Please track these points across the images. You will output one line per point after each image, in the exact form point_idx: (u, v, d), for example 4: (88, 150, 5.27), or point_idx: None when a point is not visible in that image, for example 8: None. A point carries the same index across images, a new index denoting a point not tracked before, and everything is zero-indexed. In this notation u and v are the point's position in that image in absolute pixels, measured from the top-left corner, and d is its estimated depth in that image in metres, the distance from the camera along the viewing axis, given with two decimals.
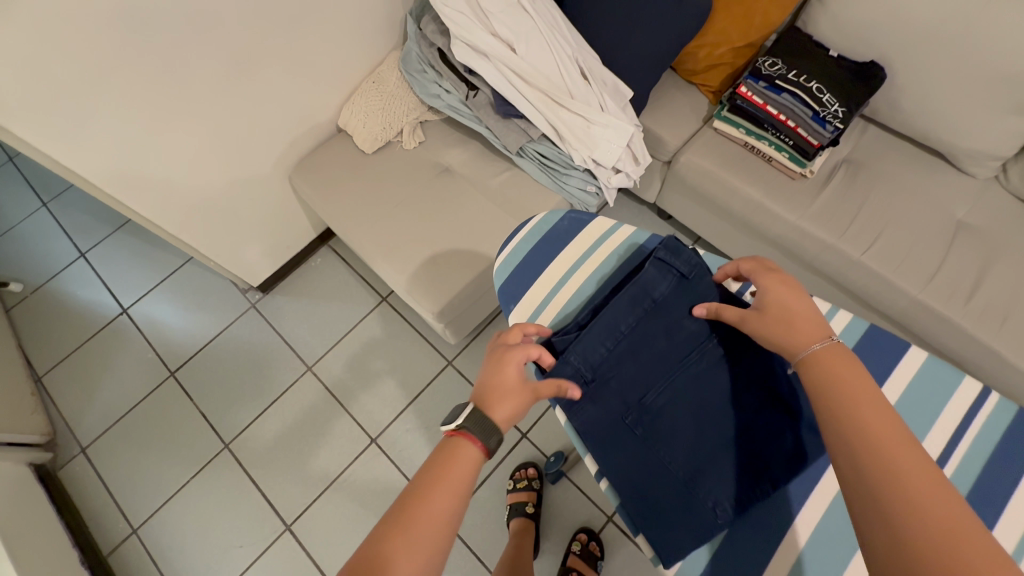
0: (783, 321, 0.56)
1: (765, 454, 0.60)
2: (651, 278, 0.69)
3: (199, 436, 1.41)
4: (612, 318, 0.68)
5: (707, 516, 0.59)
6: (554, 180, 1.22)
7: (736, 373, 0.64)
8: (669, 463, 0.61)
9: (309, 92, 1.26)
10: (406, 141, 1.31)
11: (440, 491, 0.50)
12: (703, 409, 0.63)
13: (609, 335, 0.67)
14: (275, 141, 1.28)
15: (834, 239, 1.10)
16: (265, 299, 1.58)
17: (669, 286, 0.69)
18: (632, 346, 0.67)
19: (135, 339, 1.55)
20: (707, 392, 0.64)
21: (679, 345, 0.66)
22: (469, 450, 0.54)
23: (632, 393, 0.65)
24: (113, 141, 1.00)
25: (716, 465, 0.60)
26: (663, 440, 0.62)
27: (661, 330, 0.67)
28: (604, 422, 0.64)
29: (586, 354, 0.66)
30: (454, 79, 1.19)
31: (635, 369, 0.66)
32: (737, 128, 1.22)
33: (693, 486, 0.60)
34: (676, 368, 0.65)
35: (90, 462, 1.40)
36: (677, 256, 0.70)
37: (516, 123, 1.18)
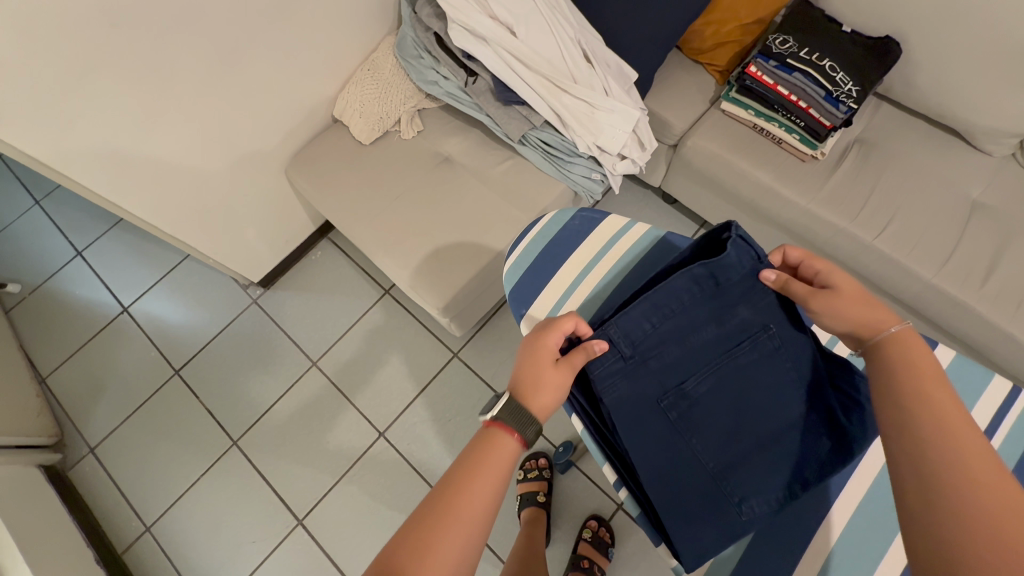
0: (861, 300, 0.54)
1: (797, 458, 0.59)
2: (729, 258, 0.62)
3: (206, 433, 1.41)
4: (666, 292, 0.63)
5: (733, 510, 0.58)
6: (558, 168, 1.19)
7: (786, 370, 0.61)
8: (699, 450, 0.60)
9: (303, 83, 1.22)
10: (404, 130, 1.27)
11: (480, 478, 0.49)
12: (740, 402, 0.61)
13: (656, 311, 0.63)
14: (270, 135, 1.24)
15: (846, 223, 1.07)
16: (267, 295, 1.56)
17: (742, 272, 0.63)
18: (677, 328, 0.64)
19: (137, 338, 1.53)
20: (750, 384, 0.61)
21: (729, 331, 0.63)
22: (507, 442, 0.53)
23: (671, 377, 0.63)
24: (102, 140, 0.97)
25: (750, 461, 0.59)
26: (696, 428, 0.61)
27: (711, 315, 0.64)
28: (638, 401, 0.62)
29: (627, 330, 0.63)
30: (451, 65, 1.15)
31: (678, 353, 0.63)
32: (746, 110, 1.18)
33: (721, 478, 0.59)
34: (722, 357, 0.63)
35: (99, 461, 1.40)
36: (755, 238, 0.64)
37: (517, 110, 1.14)
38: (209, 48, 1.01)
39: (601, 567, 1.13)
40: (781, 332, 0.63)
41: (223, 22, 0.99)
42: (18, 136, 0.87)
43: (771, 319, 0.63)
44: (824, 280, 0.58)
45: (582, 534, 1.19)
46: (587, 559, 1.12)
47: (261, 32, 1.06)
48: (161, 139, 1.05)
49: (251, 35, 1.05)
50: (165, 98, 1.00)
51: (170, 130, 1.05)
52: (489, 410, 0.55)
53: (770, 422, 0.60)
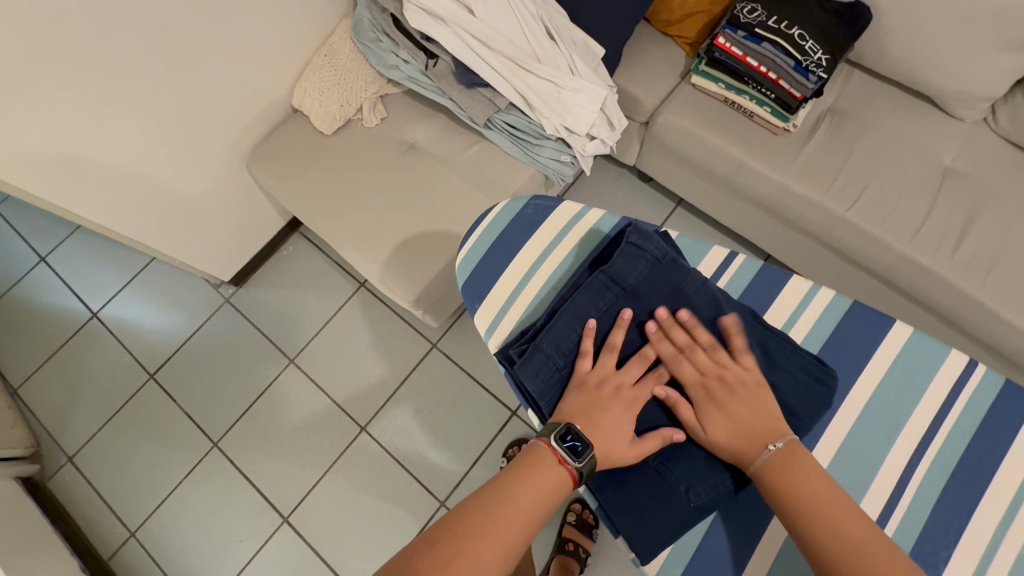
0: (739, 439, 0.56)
1: None
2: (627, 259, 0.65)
3: (187, 435, 1.39)
4: (584, 301, 0.64)
5: (689, 507, 0.57)
6: (526, 151, 1.15)
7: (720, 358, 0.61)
8: None
9: (255, 71, 1.16)
10: (367, 118, 1.22)
11: (522, 488, 0.53)
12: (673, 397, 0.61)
13: (579, 321, 0.64)
14: (225, 129, 1.19)
15: (819, 197, 1.06)
16: (239, 293, 1.52)
17: (644, 268, 0.65)
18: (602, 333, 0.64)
19: (109, 343, 1.49)
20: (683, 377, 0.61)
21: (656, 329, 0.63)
22: (556, 468, 0.54)
23: None
24: (44, 143, 0.92)
25: (691, 458, 0.58)
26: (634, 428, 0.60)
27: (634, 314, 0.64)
28: None
29: (557, 340, 0.63)
30: (410, 47, 1.10)
31: None
32: (716, 83, 1.15)
33: (666, 475, 0.58)
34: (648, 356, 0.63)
35: (78, 470, 1.39)
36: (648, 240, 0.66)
37: (480, 92, 1.09)
38: (149, 40, 0.95)
39: (586, 549, 1.15)
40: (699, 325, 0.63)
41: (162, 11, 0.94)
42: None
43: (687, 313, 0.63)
44: (708, 425, 0.57)
45: (567, 518, 1.20)
46: (572, 542, 1.14)
47: (206, 19, 1.00)
48: (107, 140, 1.00)
49: (196, 24, 0.99)
50: (107, 96, 0.95)
51: (115, 129, 1.00)
52: (563, 446, 0.55)
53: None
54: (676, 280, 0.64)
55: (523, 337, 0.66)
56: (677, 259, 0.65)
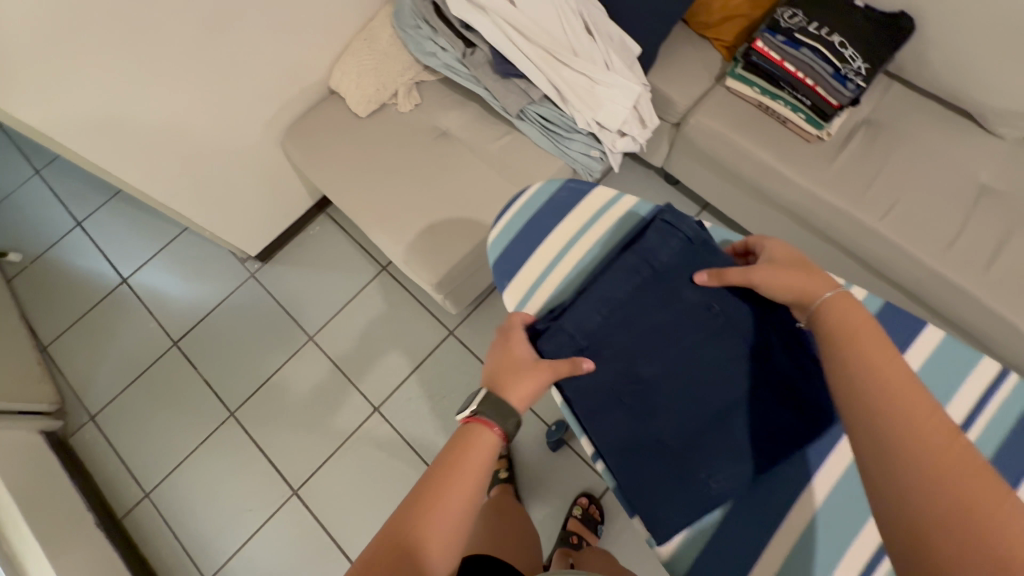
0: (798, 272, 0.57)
1: (759, 430, 0.60)
2: (655, 246, 0.67)
3: (205, 403, 1.43)
4: (609, 284, 0.66)
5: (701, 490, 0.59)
6: (555, 144, 1.15)
7: (741, 347, 0.63)
8: (659, 436, 0.61)
9: (297, 49, 1.18)
10: (401, 103, 1.23)
11: (457, 473, 0.50)
12: (694, 383, 0.62)
13: (603, 303, 0.65)
14: (263, 104, 1.22)
15: (848, 206, 1.05)
16: (264, 269, 1.55)
17: (670, 251, 0.67)
18: (626, 316, 0.65)
19: (136, 309, 1.54)
20: (703, 361, 0.63)
21: (681, 315, 0.64)
22: (487, 435, 0.53)
23: (625, 363, 0.63)
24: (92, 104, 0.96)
25: (709, 444, 0.60)
26: (653, 413, 0.61)
27: (659, 297, 0.65)
28: (595, 389, 0.62)
29: (580, 319, 0.64)
30: (449, 35, 1.12)
31: (631, 339, 0.64)
32: (751, 87, 1.14)
33: (685, 462, 0.59)
34: (672, 339, 0.63)
35: (99, 428, 1.43)
36: (681, 221, 0.68)
37: (515, 83, 1.10)
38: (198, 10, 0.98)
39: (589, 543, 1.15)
40: (725, 310, 0.64)
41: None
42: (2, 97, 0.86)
43: (714, 298, 0.64)
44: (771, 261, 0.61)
45: (572, 511, 1.21)
46: (576, 535, 1.15)
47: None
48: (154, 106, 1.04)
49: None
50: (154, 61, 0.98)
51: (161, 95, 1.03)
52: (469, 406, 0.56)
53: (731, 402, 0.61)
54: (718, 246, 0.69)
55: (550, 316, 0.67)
56: (706, 239, 0.67)
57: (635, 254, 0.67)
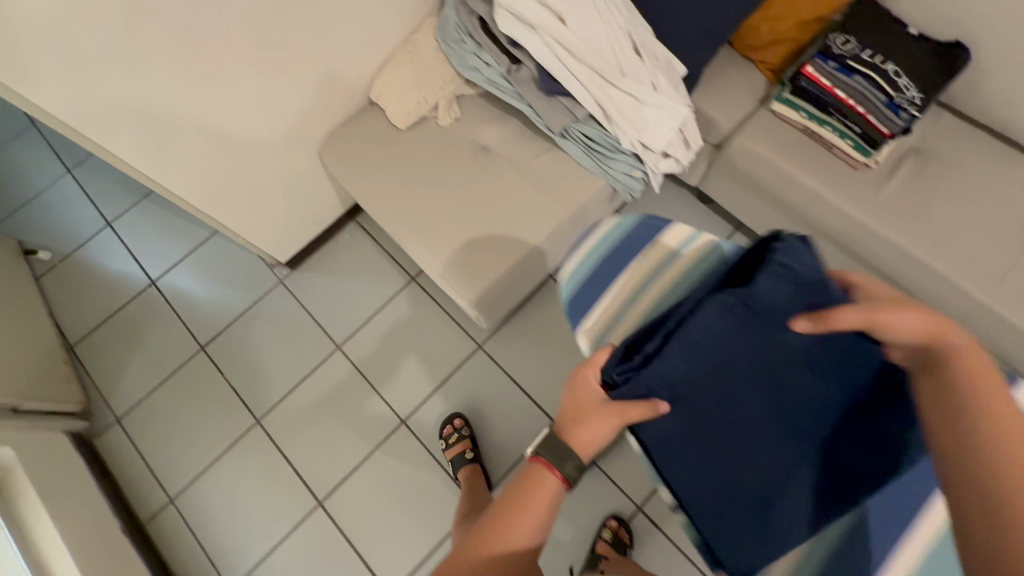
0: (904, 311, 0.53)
1: (841, 475, 0.62)
2: (767, 290, 0.57)
3: (231, 409, 1.42)
4: (702, 327, 0.59)
5: (777, 532, 0.62)
6: (598, 163, 1.15)
7: (828, 391, 0.61)
8: (743, 484, 0.62)
9: (339, 59, 1.18)
10: (441, 117, 1.22)
11: (522, 513, 0.58)
12: (779, 432, 0.62)
13: (693, 347, 0.59)
14: (302, 113, 1.22)
15: (895, 236, 1.04)
16: (293, 276, 1.54)
17: (784, 292, 0.57)
18: (717, 361, 0.60)
19: (164, 311, 1.54)
20: (787, 404, 0.61)
21: (776, 362, 0.60)
22: (550, 478, 0.60)
23: (710, 408, 0.61)
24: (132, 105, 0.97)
25: (788, 489, 0.62)
26: (737, 462, 0.61)
27: (752, 344, 0.60)
28: (677, 434, 0.61)
29: (667, 366, 0.58)
30: (494, 51, 1.11)
31: (719, 384, 0.61)
32: (797, 112, 1.13)
33: (767, 508, 0.62)
34: (762, 386, 0.61)
35: (124, 431, 1.42)
36: (798, 256, 0.58)
37: (560, 101, 1.10)
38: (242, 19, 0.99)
39: None
40: (826, 358, 0.60)
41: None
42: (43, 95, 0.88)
43: (819, 344, 0.59)
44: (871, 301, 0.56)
45: (602, 534, 1.21)
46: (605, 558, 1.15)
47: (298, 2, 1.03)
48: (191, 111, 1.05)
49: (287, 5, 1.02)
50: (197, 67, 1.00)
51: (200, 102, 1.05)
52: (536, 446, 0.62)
53: (813, 447, 0.62)
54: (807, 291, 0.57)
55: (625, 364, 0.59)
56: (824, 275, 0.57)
57: (738, 298, 0.58)
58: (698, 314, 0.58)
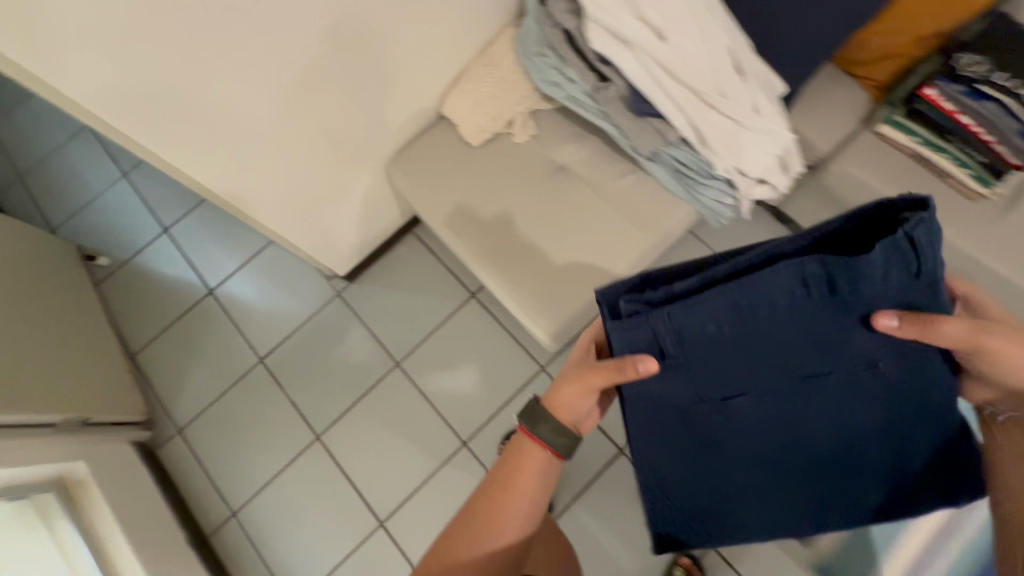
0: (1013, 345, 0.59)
1: (819, 455, 0.69)
2: (869, 267, 0.59)
3: (290, 424, 1.42)
4: (752, 298, 0.62)
5: (731, 489, 0.71)
6: (686, 189, 1.08)
7: (876, 406, 0.66)
8: (723, 455, 0.69)
9: (413, 73, 1.13)
10: (517, 134, 1.16)
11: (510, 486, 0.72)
12: (774, 413, 0.67)
13: (733, 316, 0.63)
14: (373, 129, 1.17)
15: (1017, 278, 0.95)
16: (350, 288, 1.52)
17: (865, 286, 0.61)
18: (747, 340, 0.64)
19: (222, 321, 1.53)
20: (798, 380, 0.66)
21: (823, 363, 0.65)
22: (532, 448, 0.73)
23: (714, 390, 0.66)
24: (205, 122, 0.93)
25: (761, 463, 0.70)
26: (724, 433, 0.68)
27: (802, 325, 0.64)
28: (674, 401, 0.67)
29: (698, 325, 0.63)
30: (580, 67, 1.04)
31: (737, 359, 0.65)
32: (909, 136, 1.04)
33: (735, 479, 0.70)
34: (783, 369, 0.66)
35: (187, 441, 1.43)
36: (901, 252, 0.59)
37: (651, 123, 1.02)
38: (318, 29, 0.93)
39: None
40: (886, 369, 0.64)
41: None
42: (118, 114, 0.83)
43: (880, 355, 0.64)
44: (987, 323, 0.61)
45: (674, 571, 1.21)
46: None
47: (378, 14, 0.98)
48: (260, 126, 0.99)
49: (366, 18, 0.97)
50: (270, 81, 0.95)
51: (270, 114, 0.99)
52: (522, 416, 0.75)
53: (827, 444, 0.68)
54: (907, 286, 0.61)
55: (646, 297, 0.64)
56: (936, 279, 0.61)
57: (828, 268, 0.61)
58: (770, 274, 0.61)
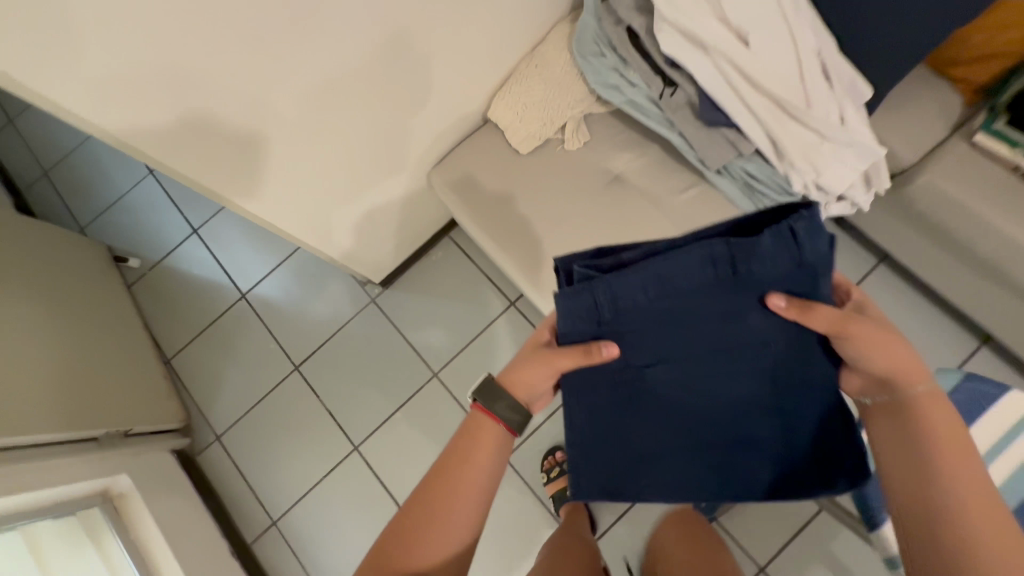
0: (884, 344, 0.63)
1: (727, 430, 0.73)
2: (762, 252, 0.66)
3: (328, 434, 1.40)
4: (676, 272, 0.68)
5: (643, 451, 0.75)
6: (757, 205, 0.99)
7: (770, 383, 0.71)
8: (638, 424, 0.74)
9: (464, 76, 1.03)
10: (569, 141, 1.08)
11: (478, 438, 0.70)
12: (689, 382, 0.73)
13: (657, 286, 0.68)
14: (420, 139, 1.09)
15: None
16: (385, 294, 1.47)
17: (763, 266, 0.67)
18: (672, 312, 0.70)
19: (255, 326, 1.50)
20: (708, 352, 0.71)
21: (728, 336, 0.70)
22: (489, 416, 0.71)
23: (640, 357, 0.72)
24: (256, 146, 0.84)
25: (674, 435, 0.74)
26: (642, 400, 0.73)
27: (708, 303, 0.69)
28: (602, 368, 0.72)
29: (623, 292, 0.68)
30: (645, 71, 0.95)
31: (660, 330, 0.71)
32: (1013, 147, 0.92)
33: (650, 451, 0.74)
34: (700, 344, 0.71)
35: (225, 449, 1.42)
36: (810, 239, 0.66)
37: (722, 133, 0.93)
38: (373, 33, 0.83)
39: None
40: (777, 350, 0.70)
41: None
42: (171, 147, 0.75)
43: (775, 336, 0.69)
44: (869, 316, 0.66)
45: None
46: None
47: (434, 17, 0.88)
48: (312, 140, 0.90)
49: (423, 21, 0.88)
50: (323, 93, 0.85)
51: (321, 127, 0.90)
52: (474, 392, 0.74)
53: (730, 416, 0.73)
54: (797, 280, 0.67)
55: (597, 264, 0.71)
56: (820, 270, 0.67)
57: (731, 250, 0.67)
58: (685, 252, 0.67)
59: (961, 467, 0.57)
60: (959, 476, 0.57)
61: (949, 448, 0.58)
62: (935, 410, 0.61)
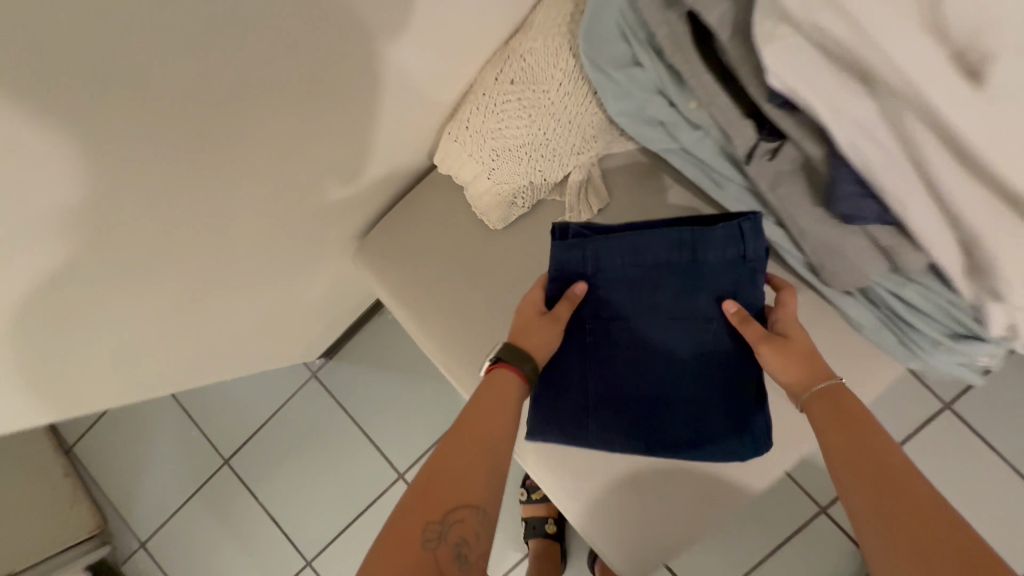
0: (803, 350, 0.51)
1: (667, 414, 0.58)
2: (722, 240, 0.53)
3: (273, 550, 1.09)
4: (649, 241, 0.54)
5: (581, 398, 0.59)
6: (908, 342, 0.56)
7: (716, 374, 0.57)
8: (586, 376, 0.59)
9: (393, 111, 0.55)
10: (572, 209, 0.64)
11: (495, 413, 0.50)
12: (641, 351, 0.58)
13: (633, 252, 0.54)
14: (326, 217, 0.63)
15: None
16: (329, 368, 1.11)
17: (724, 259, 0.53)
18: (641, 281, 0.56)
19: (169, 406, 1.17)
20: (669, 324, 0.56)
21: (698, 316, 0.55)
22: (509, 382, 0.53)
23: (609, 310, 0.58)
24: None
25: (616, 397, 0.59)
26: (597, 354, 0.59)
27: (670, 285, 0.55)
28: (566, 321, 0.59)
29: (601, 254, 0.55)
30: (728, 109, 0.49)
31: (626, 295, 0.56)
32: None
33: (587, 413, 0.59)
34: (662, 319, 0.56)
35: (151, 560, 1.14)
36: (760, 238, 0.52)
37: (866, 231, 0.49)
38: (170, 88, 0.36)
39: None
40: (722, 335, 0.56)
41: (200, 1, 0.32)
42: None
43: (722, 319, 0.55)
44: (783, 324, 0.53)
45: None
46: None
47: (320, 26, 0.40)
48: (102, 290, 0.45)
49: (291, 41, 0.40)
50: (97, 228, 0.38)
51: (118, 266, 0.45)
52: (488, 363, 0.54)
53: (678, 396, 0.58)
54: (749, 287, 0.54)
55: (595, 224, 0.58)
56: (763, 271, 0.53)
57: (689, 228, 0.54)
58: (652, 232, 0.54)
59: (884, 462, 0.43)
60: (885, 474, 0.42)
61: (867, 445, 0.44)
62: (839, 406, 0.47)
